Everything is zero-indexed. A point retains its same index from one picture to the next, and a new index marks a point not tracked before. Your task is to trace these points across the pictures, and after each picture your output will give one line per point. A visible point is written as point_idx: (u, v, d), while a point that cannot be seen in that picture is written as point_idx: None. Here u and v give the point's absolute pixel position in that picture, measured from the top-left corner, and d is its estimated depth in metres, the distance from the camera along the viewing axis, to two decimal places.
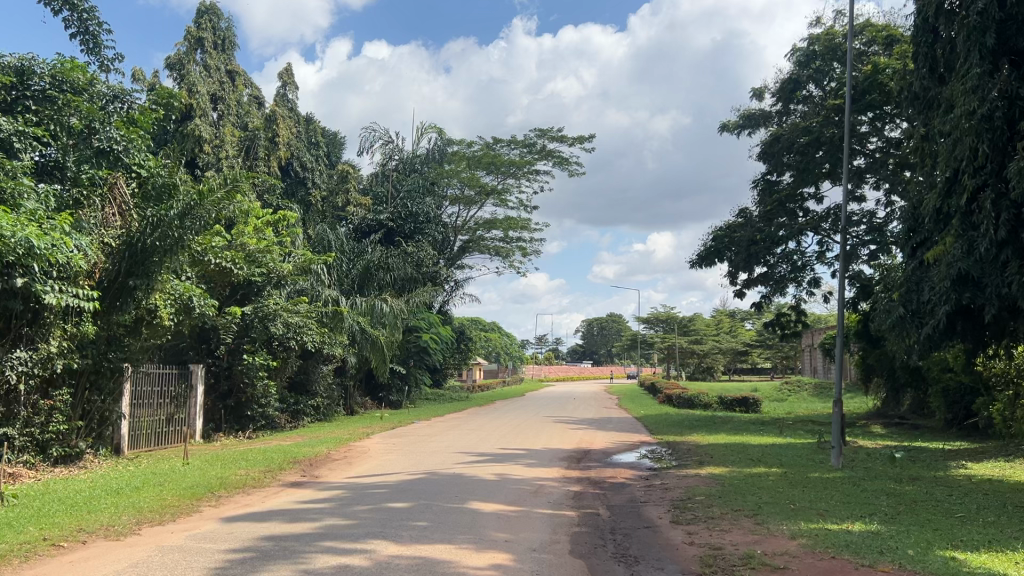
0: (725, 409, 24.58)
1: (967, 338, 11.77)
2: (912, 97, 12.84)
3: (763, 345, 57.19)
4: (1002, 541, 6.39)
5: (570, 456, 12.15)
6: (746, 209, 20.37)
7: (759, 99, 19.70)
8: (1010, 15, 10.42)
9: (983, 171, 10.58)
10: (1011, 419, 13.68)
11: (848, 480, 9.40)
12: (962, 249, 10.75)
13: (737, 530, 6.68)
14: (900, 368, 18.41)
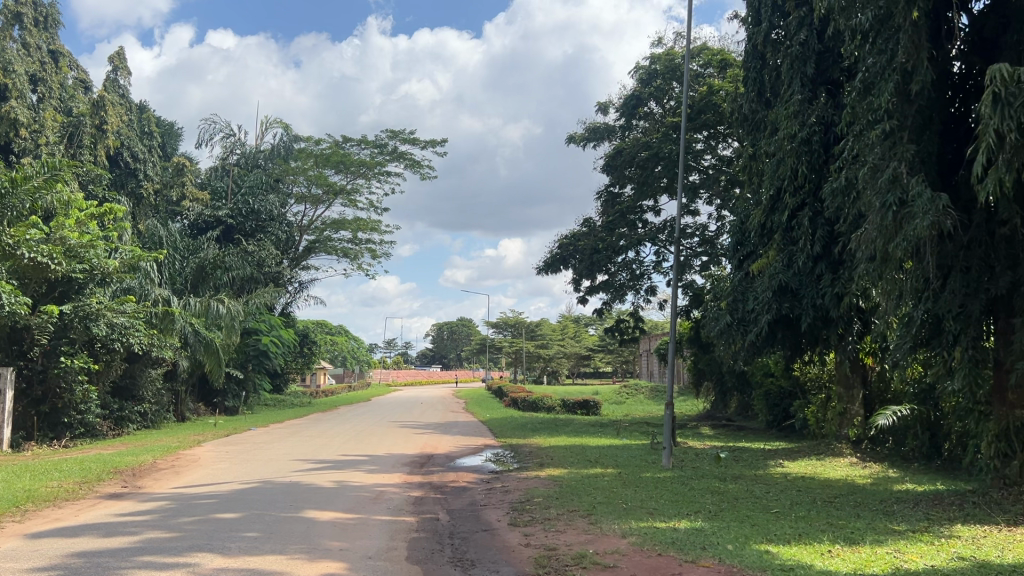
0: (567, 412, 25.21)
1: (786, 345, 12.65)
2: (741, 119, 13.68)
3: (606, 351, 59.06)
4: (811, 534, 6.90)
5: (412, 461, 12.07)
6: (590, 219, 21.02)
7: (604, 113, 20.37)
8: (827, 48, 11.36)
9: (802, 191, 11.51)
10: (823, 420, 14.83)
11: (677, 480, 9.84)
12: (782, 263, 11.79)
13: (572, 530, 6.85)
14: (728, 373, 19.56)
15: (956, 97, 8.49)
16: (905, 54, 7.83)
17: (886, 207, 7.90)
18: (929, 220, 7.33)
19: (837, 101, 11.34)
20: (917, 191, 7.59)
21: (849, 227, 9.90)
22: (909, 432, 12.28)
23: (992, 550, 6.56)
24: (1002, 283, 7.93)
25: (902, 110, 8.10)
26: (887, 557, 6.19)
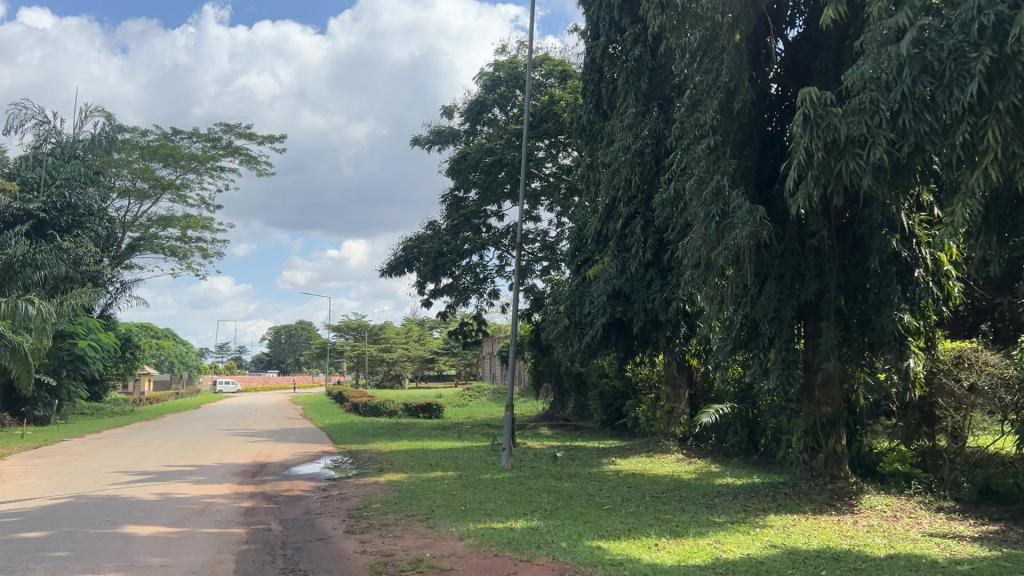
0: (408, 415, 25.07)
1: (619, 348, 13.14)
2: (581, 129, 14.12)
3: (448, 354, 59.13)
4: (639, 529, 7.20)
5: (244, 470, 11.59)
6: (433, 222, 21.01)
7: (448, 116, 20.42)
8: (659, 65, 11.92)
9: (636, 201, 12.03)
10: (653, 418, 15.57)
11: (514, 480, 10.02)
12: (617, 269, 12.28)
13: (409, 535, 6.78)
14: (566, 374, 20.12)
15: (773, 117, 9.12)
16: (728, 75, 8.36)
17: (710, 218, 8.40)
18: (748, 230, 7.85)
19: (668, 116, 11.92)
20: (738, 203, 8.11)
21: (678, 236, 10.46)
22: (730, 428, 13.13)
23: (801, 537, 7.10)
24: (811, 289, 8.64)
25: (725, 127, 8.62)
26: (708, 547, 6.56)
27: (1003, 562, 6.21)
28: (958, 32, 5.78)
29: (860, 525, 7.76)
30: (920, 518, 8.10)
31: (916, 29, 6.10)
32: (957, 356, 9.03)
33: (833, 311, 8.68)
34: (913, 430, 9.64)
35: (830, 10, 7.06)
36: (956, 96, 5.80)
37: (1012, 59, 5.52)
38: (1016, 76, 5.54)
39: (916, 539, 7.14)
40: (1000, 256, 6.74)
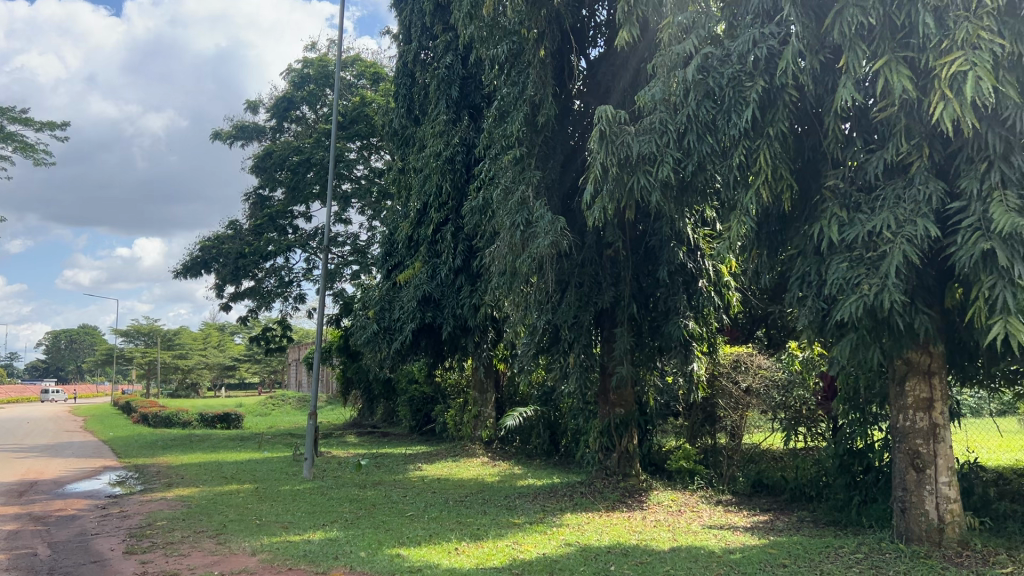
0: (204, 426, 23.77)
1: (428, 352, 13.18)
2: (391, 133, 14.05)
3: (251, 360, 56.78)
4: (440, 534, 7.23)
5: (9, 490, 10.47)
6: (235, 222, 20.07)
7: (253, 112, 19.61)
8: (470, 74, 12.07)
9: (446, 207, 12.10)
10: (460, 423, 15.74)
11: (314, 490, 9.74)
12: (426, 275, 12.31)
13: (197, 552, 6.42)
14: (374, 381, 19.91)
15: (576, 132, 9.47)
16: (534, 88, 8.61)
17: (515, 226, 8.61)
18: (550, 240, 8.12)
19: (478, 125, 12.09)
20: (541, 213, 8.36)
21: (486, 243, 10.62)
22: (533, 431, 13.53)
23: (593, 534, 7.42)
24: (608, 297, 9.06)
25: (531, 139, 8.84)
26: (506, 549, 6.70)
27: (769, 548, 6.80)
28: (736, 62, 6.30)
29: (648, 520, 8.20)
30: (701, 512, 8.69)
31: (700, 56, 6.58)
32: (734, 360, 9.71)
33: (626, 318, 9.15)
34: (697, 428, 10.36)
35: (626, 34, 7.46)
36: (734, 121, 6.32)
37: (781, 90, 6.12)
38: (784, 105, 6.17)
39: (696, 531, 7.68)
40: (770, 269, 7.40)
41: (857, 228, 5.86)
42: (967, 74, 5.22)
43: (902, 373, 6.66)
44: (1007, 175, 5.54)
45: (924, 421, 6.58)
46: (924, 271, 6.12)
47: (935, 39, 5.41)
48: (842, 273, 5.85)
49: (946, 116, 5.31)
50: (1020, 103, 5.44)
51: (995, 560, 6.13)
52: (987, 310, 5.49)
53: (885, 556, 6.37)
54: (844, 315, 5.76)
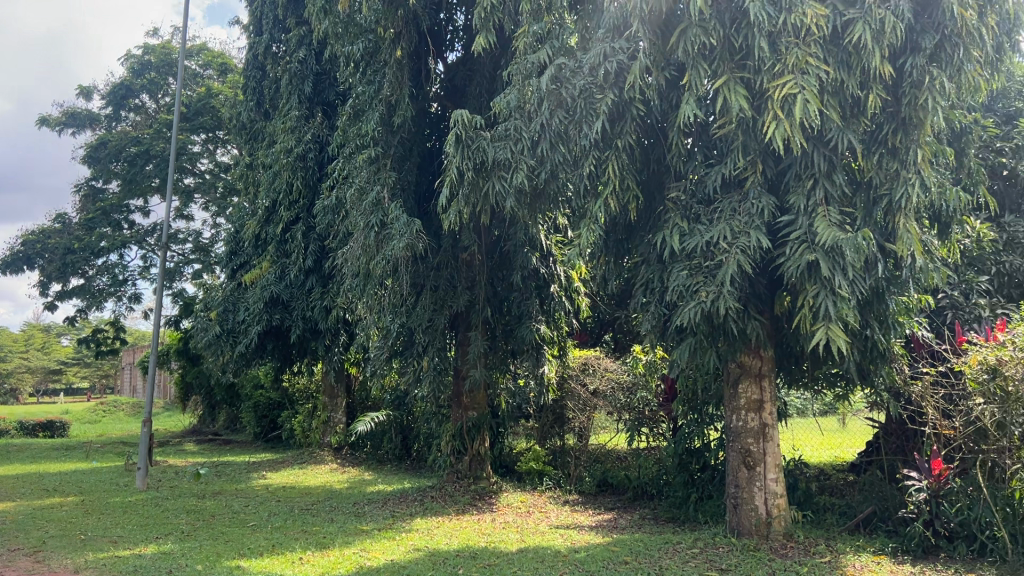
0: (23, 435, 21.92)
1: (276, 355, 12.76)
2: (239, 128, 13.50)
3: (80, 364, 52.96)
4: (284, 543, 6.99)
5: None
6: (63, 215, 18.65)
7: (86, 98, 18.32)
8: (324, 70, 11.78)
9: (297, 205, 11.75)
10: (309, 429, 15.33)
11: (148, 501, 9.18)
12: (275, 275, 11.90)
13: (10, 572, 5.88)
14: (216, 386, 19.05)
15: (433, 134, 9.42)
16: (390, 88, 8.50)
17: (369, 227, 8.47)
18: (404, 242, 8.04)
19: (332, 123, 11.82)
20: (396, 215, 8.27)
21: (338, 244, 10.39)
22: (384, 436, 13.36)
23: (442, 538, 7.40)
24: (461, 301, 9.07)
25: (387, 139, 8.71)
26: (353, 556, 6.56)
27: (613, 546, 7.02)
28: (588, 74, 6.46)
29: (497, 522, 8.27)
30: (549, 512, 8.86)
31: (554, 66, 6.72)
32: (583, 363, 9.95)
33: (480, 321, 9.21)
34: (546, 430, 10.43)
35: (482, 39, 7.50)
36: (585, 132, 6.49)
37: (629, 103, 6.34)
38: (631, 118, 6.38)
39: (543, 531, 7.81)
40: (617, 275, 7.64)
41: (697, 238, 6.14)
42: (796, 97, 5.59)
43: (736, 376, 7.06)
44: (829, 192, 5.99)
45: (755, 421, 6.99)
46: (757, 280, 6.50)
47: (769, 62, 5.78)
48: (683, 280, 6.12)
49: (777, 135, 5.67)
50: (841, 126, 5.90)
51: (815, 550, 6.62)
52: (811, 317, 5.91)
53: (718, 550, 6.71)
54: (684, 320, 6.05)
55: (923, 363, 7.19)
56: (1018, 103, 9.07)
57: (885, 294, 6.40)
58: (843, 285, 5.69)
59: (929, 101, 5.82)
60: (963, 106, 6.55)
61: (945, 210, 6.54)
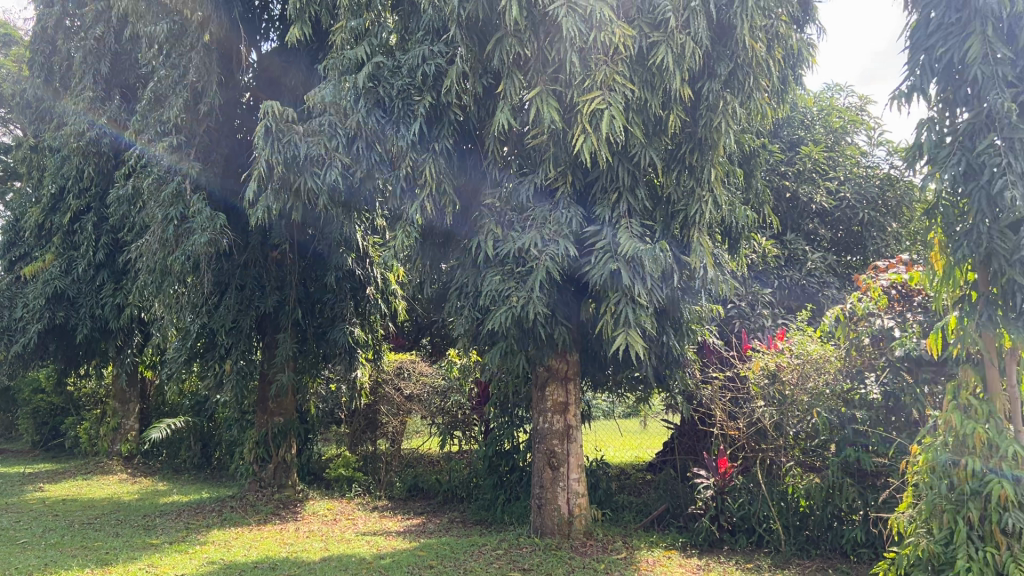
0: None
1: (60, 357, 11.85)
2: (23, 107, 12.42)
3: None
4: (59, 561, 6.40)
5: None
6: None
7: None
8: None
9: (88, 194, 10.90)
10: (96, 437, 14.19)
11: None
12: (60, 269, 11.01)
13: None
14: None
15: (243, 126, 9.02)
16: (195, 74, 8.02)
17: (168, 221, 7.97)
18: (206, 238, 7.68)
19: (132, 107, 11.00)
20: (198, 208, 7.86)
21: (134, 238, 9.71)
22: (182, 444, 12.60)
23: (240, 550, 7.05)
24: (270, 301, 8.74)
25: (191, 128, 8.22)
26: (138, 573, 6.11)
27: (418, 551, 6.98)
28: (405, 75, 6.40)
29: (300, 531, 7.99)
30: (356, 518, 8.69)
31: (372, 64, 6.56)
32: (398, 367, 9.73)
33: (290, 323, 8.91)
34: (358, 435, 10.12)
35: (297, 31, 7.27)
36: (401, 132, 6.42)
37: (446, 107, 6.38)
38: (449, 122, 6.45)
39: (350, 538, 7.63)
40: (430, 279, 7.66)
41: (509, 244, 6.20)
42: (604, 112, 5.83)
43: (543, 379, 7.25)
44: (631, 206, 6.33)
45: (560, 423, 7.19)
46: (565, 287, 6.69)
47: (579, 77, 5.97)
48: (495, 286, 6.21)
49: (585, 148, 5.90)
50: (644, 143, 6.25)
51: (612, 547, 6.91)
52: (611, 323, 6.17)
53: (522, 550, 6.85)
54: (494, 324, 6.15)
55: (713, 368, 7.61)
56: (800, 131, 9.96)
57: (681, 302, 6.89)
58: (642, 294, 6.03)
59: (722, 124, 6.28)
60: (752, 131, 7.10)
61: (736, 226, 7.06)
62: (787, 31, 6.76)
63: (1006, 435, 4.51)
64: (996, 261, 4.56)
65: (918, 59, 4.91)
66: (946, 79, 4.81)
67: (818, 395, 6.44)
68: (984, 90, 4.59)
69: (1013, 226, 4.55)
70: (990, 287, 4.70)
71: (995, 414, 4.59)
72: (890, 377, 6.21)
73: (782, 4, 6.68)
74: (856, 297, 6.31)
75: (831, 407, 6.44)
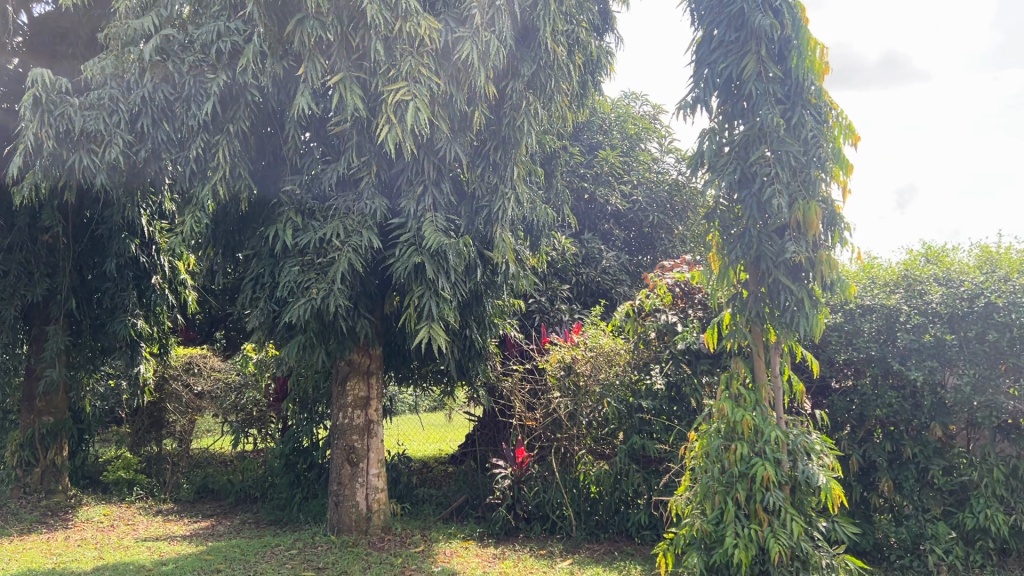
0: None
1: None
2: None
3: None
4: None
5: None
6: None
7: None
8: None
9: None
10: None
11: None
12: None
13: None
14: None
15: None
16: None
17: None
18: None
19: None
20: None
21: None
22: None
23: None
24: (39, 290, 7.95)
25: None
26: None
27: (205, 555, 6.61)
28: (198, 51, 6.01)
29: (70, 540, 7.33)
30: (136, 524, 8.09)
31: (160, 36, 6.02)
32: (186, 362, 9.24)
33: (62, 314, 8.15)
34: (142, 435, 9.45)
35: None
36: (193, 111, 6.01)
37: (243, 88, 6.02)
38: (245, 103, 6.10)
39: (127, 545, 7.08)
40: (223, 268, 7.27)
41: (309, 234, 5.99)
42: (409, 103, 5.81)
43: (343, 373, 7.08)
44: (436, 200, 6.25)
45: (360, 419, 7.06)
46: (368, 279, 6.56)
47: (384, 66, 5.87)
48: (294, 276, 5.98)
49: (389, 138, 5.78)
50: (449, 137, 6.22)
51: (410, 541, 6.89)
52: (414, 316, 6.17)
53: (317, 549, 6.67)
54: (292, 317, 5.93)
55: (513, 361, 7.74)
56: (598, 136, 10.42)
57: (483, 297, 7.02)
58: (445, 288, 6.07)
59: (525, 125, 6.44)
60: (553, 132, 7.33)
61: (537, 224, 7.24)
62: (587, 38, 7.05)
63: (770, 421, 4.96)
64: (764, 261, 4.98)
65: (702, 73, 5.26)
66: (725, 94, 5.18)
67: (609, 386, 6.78)
68: (757, 106, 4.99)
69: (780, 231, 5.00)
70: (758, 286, 5.11)
71: (761, 402, 5.03)
72: (672, 369, 6.60)
73: (583, 12, 6.98)
74: (643, 294, 6.74)
75: (621, 397, 6.79)
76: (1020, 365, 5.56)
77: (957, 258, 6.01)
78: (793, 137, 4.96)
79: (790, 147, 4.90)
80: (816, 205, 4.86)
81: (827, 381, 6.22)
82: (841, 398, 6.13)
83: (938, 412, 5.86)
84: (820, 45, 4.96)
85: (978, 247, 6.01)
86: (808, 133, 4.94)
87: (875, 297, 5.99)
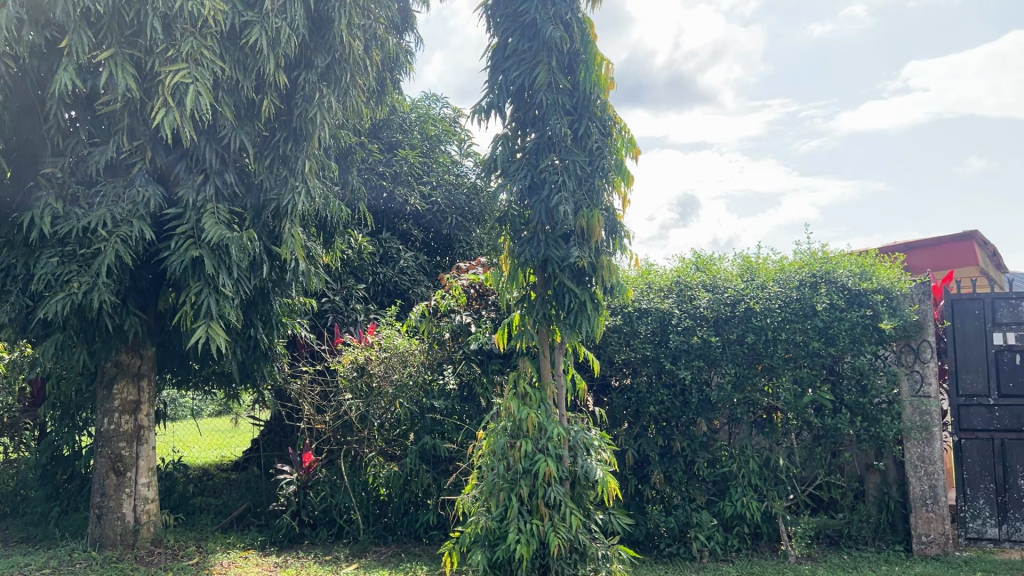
0: None
1: None
2: None
3: None
4: None
5: None
6: None
7: None
8: None
9: None
10: None
11: None
12: None
13: None
14: None
15: None
16: None
17: None
18: None
19: None
20: None
21: None
22: None
23: None
24: None
25: None
26: None
27: None
28: None
29: None
30: None
31: None
32: None
33: None
34: None
35: None
36: None
37: None
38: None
39: None
40: None
41: (70, 222, 5.48)
42: (189, 86, 5.45)
43: (111, 375, 6.54)
44: (218, 190, 5.90)
45: (129, 424, 6.55)
46: (140, 274, 6.09)
47: (161, 45, 5.47)
48: (51, 269, 5.44)
49: (166, 123, 5.38)
50: (234, 125, 5.90)
51: (183, 553, 6.48)
52: (191, 314, 5.79)
53: (74, 567, 6.10)
54: (48, 313, 5.40)
55: (303, 362, 7.46)
56: (397, 135, 10.34)
57: (270, 295, 6.74)
58: (227, 283, 5.76)
59: (317, 117, 6.19)
60: (349, 127, 7.18)
61: (330, 220, 7.05)
62: (384, 34, 6.97)
63: (552, 419, 5.14)
64: (550, 265, 5.13)
65: (496, 79, 5.35)
66: (518, 102, 5.32)
67: (402, 386, 6.73)
68: (547, 115, 5.16)
69: (564, 237, 5.18)
70: (545, 289, 5.28)
71: (545, 400, 5.20)
72: (464, 369, 6.66)
73: (381, 8, 6.90)
74: (439, 294, 6.82)
75: (413, 398, 6.75)
76: (773, 365, 6.17)
77: (722, 266, 6.51)
78: (579, 148, 5.17)
79: (575, 157, 5.10)
80: (599, 213, 5.05)
81: (607, 380, 6.55)
82: (619, 395, 6.47)
83: (703, 409, 6.31)
84: (606, 61, 5.20)
85: (741, 258, 6.54)
86: (593, 144, 5.16)
87: (650, 301, 6.33)
